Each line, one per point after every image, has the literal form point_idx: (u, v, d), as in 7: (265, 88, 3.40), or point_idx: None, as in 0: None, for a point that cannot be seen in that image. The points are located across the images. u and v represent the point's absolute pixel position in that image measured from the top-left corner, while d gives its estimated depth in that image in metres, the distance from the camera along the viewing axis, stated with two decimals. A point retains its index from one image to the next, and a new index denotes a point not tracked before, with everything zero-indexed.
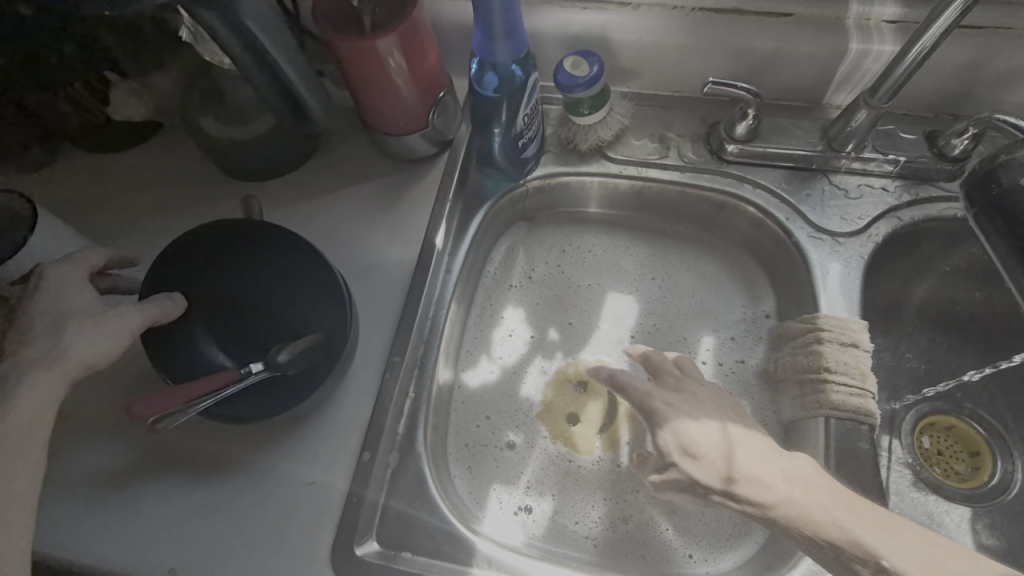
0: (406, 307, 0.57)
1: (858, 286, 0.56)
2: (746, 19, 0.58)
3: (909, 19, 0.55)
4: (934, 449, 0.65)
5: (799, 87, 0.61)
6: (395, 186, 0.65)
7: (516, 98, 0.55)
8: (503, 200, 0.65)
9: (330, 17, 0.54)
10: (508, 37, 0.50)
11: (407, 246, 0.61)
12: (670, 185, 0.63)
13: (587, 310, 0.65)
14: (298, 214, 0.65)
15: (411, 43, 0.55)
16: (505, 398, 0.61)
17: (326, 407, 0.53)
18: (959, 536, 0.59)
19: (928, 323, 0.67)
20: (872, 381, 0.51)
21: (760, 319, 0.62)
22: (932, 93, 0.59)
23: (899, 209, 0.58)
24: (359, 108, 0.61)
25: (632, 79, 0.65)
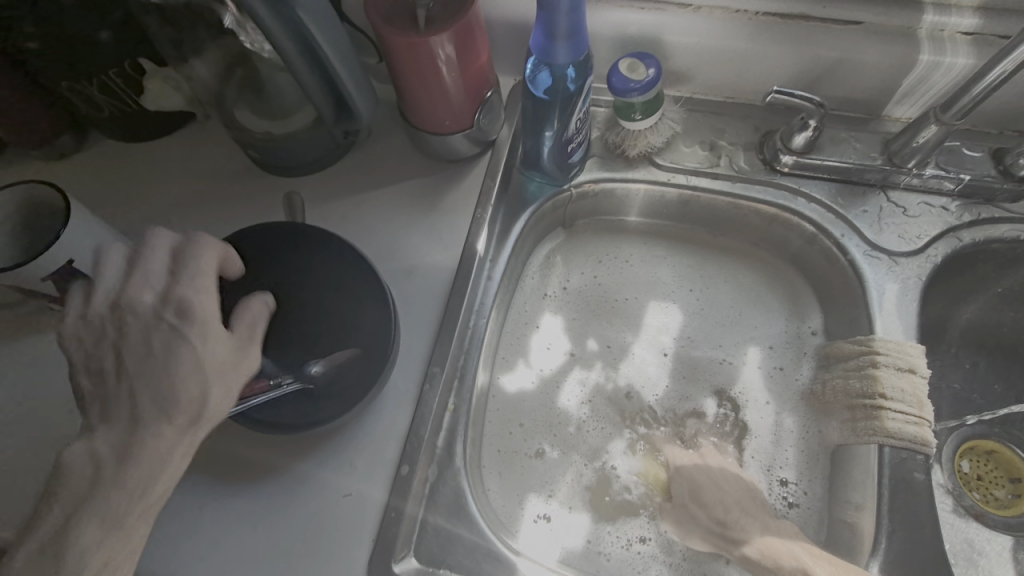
0: (446, 314, 0.56)
1: (916, 308, 0.54)
2: (811, 25, 0.55)
3: (987, 32, 0.52)
4: (973, 473, 0.64)
5: (860, 98, 0.59)
6: (435, 189, 0.64)
7: (571, 100, 0.53)
8: (545, 205, 0.63)
9: (382, 11, 0.51)
10: (570, 37, 0.48)
11: (448, 251, 0.60)
12: (719, 196, 0.61)
13: (627, 322, 0.63)
14: (333, 212, 0.63)
15: (465, 40, 0.52)
16: (542, 409, 0.59)
17: (364, 415, 0.52)
18: (1000, 565, 0.58)
19: (974, 343, 0.65)
20: (930, 409, 0.50)
21: (806, 337, 0.61)
22: (1001, 109, 0.56)
23: (961, 229, 0.56)
24: (403, 104, 0.59)
25: (683, 83, 0.62)
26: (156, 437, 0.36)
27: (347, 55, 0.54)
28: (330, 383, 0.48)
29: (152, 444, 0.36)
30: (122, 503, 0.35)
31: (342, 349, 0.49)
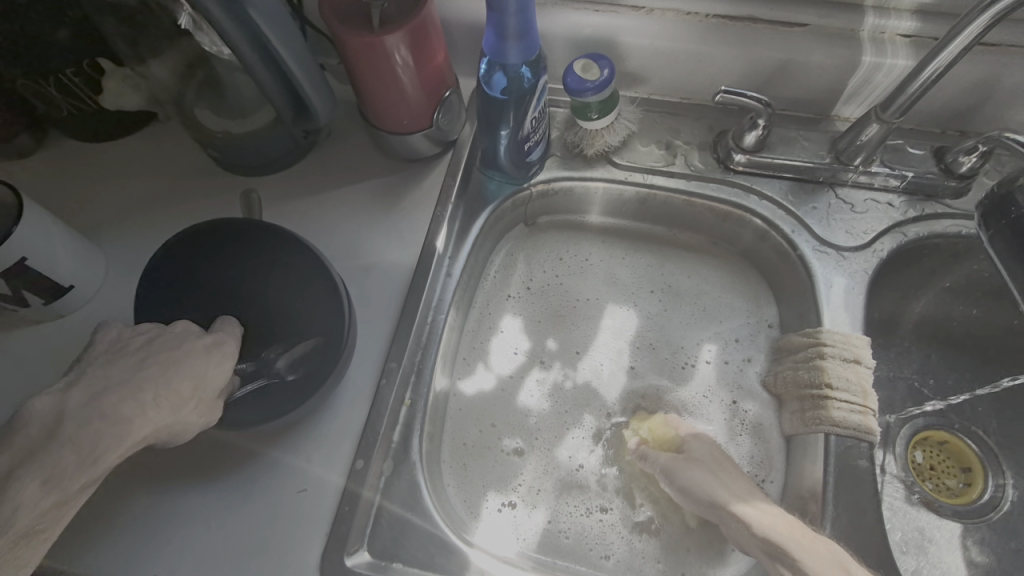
0: (405, 310, 0.56)
1: (862, 301, 0.56)
2: (759, 28, 0.57)
3: (924, 34, 0.54)
4: (926, 463, 0.65)
5: (808, 98, 0.61)
6: (396, 188, 0.64)
7: (525, 99, 0.54)
8: (505, 203, 0.64)
9: (338, 11, 0.52)
10: (521, 38, 0.49)
11: (407, 248, 0.60)
12: (675, 194, 0.63)
13: (588, 320, 0.64)
14: (295, 211, 0.64)
15: (421, 41, 0.53)
16: (502, 404, 0.60)
17: (320, 411, 0.52)
18: (949, 552, 0.60)
19: (924, 336, 0.67)
20: (874, 399, 0.51)
21: (761, 333, 0.62)
22: (941, 109, 0.58)
23: (905, 224, 0.58)
24: (362, 103, 0.59)
25: (640, 84, 0.64)
26: (121, 405, 0.37)
27: (304, 55, 0.54)
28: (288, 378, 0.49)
29: (114, 410, 0.37)
30: (70, 461, 0.35)
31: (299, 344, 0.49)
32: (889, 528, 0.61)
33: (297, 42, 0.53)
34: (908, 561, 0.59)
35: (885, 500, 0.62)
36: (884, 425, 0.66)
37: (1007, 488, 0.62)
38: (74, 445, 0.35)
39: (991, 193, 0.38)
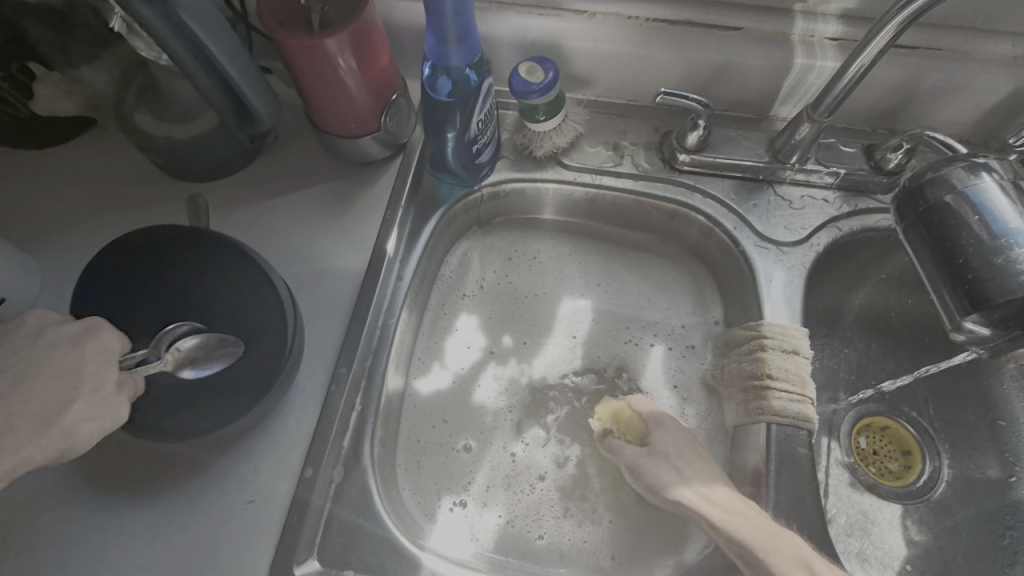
0: (355, 315, 0.56)
1: (801, 293, 0.58)
2: (697, 31, 0.59)
3: (850, 37, 0.56)
4: (869, 448, 0.68)
5: (747, 99, 0.63)
6: (346, 192, 0.64)
7: (469, 102, 0.55)
8: (457, 205, 0.65)
9: (277, 13, 0.51)
10: (461, 41, 0.49)
11: (358, 252, 0.60)
12: (623, 194, 0.64)
13: (541, 319, 0.65)
14: (243, 217, 0.63)
15: (363, 43, 0.53)
16: (457, 406, 0.60)
17: (268, 419, 0.52)
18: (890, 532, 0.62)
19: (865, 326, 0.70)
20: (812, 387, 0.53)
21: (709, 327, 0.63)
22: (870, 108, 0.61)
23: (840, 219, 0.61)
24: (307, 107, 0.59)
25: (586, 86, 0.65)
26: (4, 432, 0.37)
27: (242, 58, 0.53)
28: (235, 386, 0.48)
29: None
30: None
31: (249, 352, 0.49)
32: (835, 512, 0.63)
33: (236, 46, 0.52)
34: (852, 543, 0.61)
35: (831, 485, 0.65)
36: (829, 413, 0.68)
37: (942, 469, 0.66)
38: (17, 472, 0.37)
39: (903, 187, 0.39)
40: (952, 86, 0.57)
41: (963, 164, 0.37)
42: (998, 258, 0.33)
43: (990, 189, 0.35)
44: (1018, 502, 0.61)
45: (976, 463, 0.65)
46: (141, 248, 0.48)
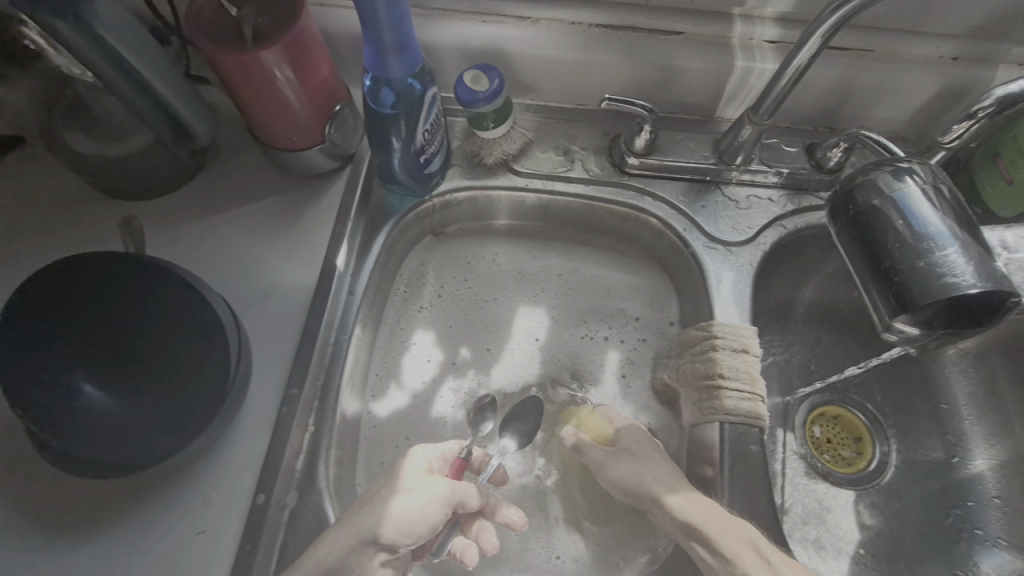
0: (304, 333, 0.55)
1: (749, 292, 0.59)
2: (640, 35, 0.59)
3: (788, 40, 0.58)
4: (823, 437, 0.69)
5: (692, 101, 0.63)
6: (291, 204, 0.61)
7: (413, 113, 0.54)
8: (408, 216, 0.64)
9: (207, 25, 0.50)
10: (400, 53, 0.49)
11: (305, 267, 0.58)
12: (575, 198, 0.64)
13: (499, 326, 0.64)
14: (183, 235, 0.59)
15: (300, 55, 0.52)
16: (416, 420, 0.59)
17: (217, 447, 0.50)
18: (844, 518, 0.64)
19: (815, 319, 0.72)
20: (762, 385, 0.54)
21: (665, 328, 0.64)
22: (809, 108, 0.63)
23: (785, 217, 0.62)
24: (246, 120, 0.57)
25: (534, 91, 0.65)
26: None
27: (170, 73, 0.52)
28: (193, 412, 0.47)
29: None
30: None
31: (201, 377, 0.48)
32: (791, 502, 0.65)
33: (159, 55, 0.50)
34: (808, 531, 0.63)
35: (787, 475, 0.66)
36: (782, 405, 0.70)
37: (890, 453, 0.68)
38: None
39: (835, 191, 0.41)
40: (884, 85, 0.59)
41: (889, 168, 0.39)
42: (921, 259, 0.35)
43: (914, 192, 0.37)
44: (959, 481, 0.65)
45: (921, 446, 0.68)
46: (90, 280, 0.47)
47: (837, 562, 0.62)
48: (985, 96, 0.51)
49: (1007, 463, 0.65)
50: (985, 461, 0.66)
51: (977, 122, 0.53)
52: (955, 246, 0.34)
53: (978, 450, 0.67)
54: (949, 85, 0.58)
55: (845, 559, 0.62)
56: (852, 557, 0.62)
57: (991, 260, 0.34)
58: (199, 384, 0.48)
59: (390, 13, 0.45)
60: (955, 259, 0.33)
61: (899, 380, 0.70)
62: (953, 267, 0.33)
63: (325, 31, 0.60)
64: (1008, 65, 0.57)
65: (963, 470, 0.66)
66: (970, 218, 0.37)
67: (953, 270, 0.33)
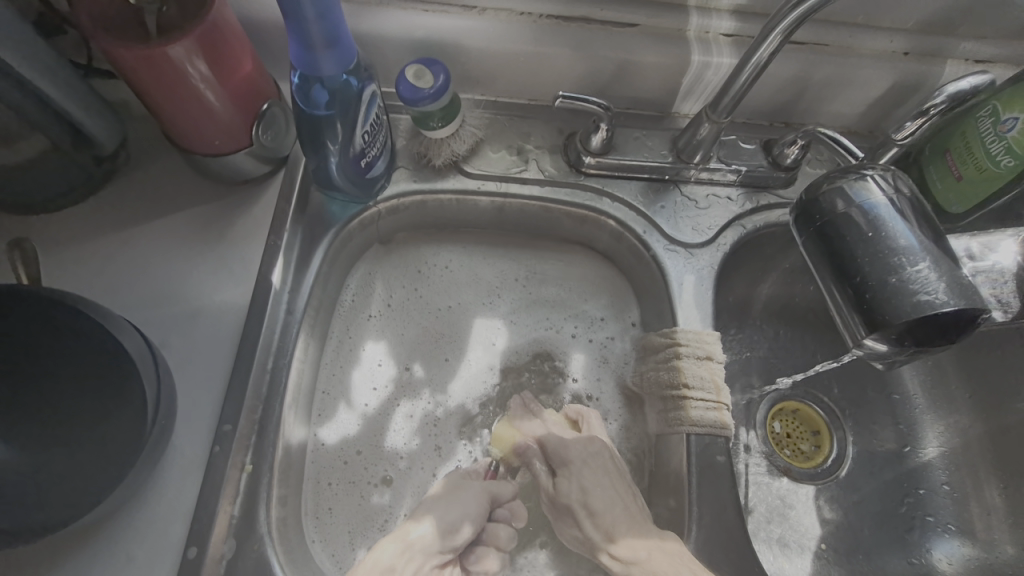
0: (236, 361, 0.49)
1: (711, 295, 0.57)
2: (593, 27, 0.56)
3: (744, 33, 0.56)
4: (784, 432, 0.70)
5: (649, 97, 0.61)
6: (217, 214, 0.55)
7: (349, 114, 0.49)
8: (351, 224, 0.59)
9: (101, 18, 0.43)
10: (330, 47, 0.43)
11: (235, 285, 0.52)
12: (530, 201, 0.60)
13: (454, 338, 0.60)
14: (90, 254, 0.52)
15: (215, 49, 0.45)
16: (368, 445, 0.55)
17: (140, 496, 0.44)
18: (806, 514, 0.64)
19: (773, 316, 0.71)
20: (727, 393, 0.53)
21: (627, 333, 0.62)
22: (766, 103, 0.61)
23: (744, 216, 0.61)
24: (159, 124, 0.50)
25: (483, 86, 0.61)
26: None
27: (49, 68, 0.45)
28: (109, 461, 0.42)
29: None
30: None
31: (115, 419, 0.42)
32: (754, 501, 0.64)
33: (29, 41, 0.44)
34: (772, 530, 0.63)
35: (749, 475, 0.66)
36: (744, 403, 0.69)
37: (847, 445, 0.68)
38: None
39: (801, 197, 0.39)
40: (839, 80, 0.58)
41: (854, 176, 0.37)
42: (891, 276, 0.34)
43: (881, 200, 0.36)
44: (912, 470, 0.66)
45: (876, 436, 0.68)
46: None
47: (801, 559, 0.62)
48: (936, 93, 0.50)
49: (956, 450, 0.66)
50: (938, 450, 0.67)
51: (929, 118, 0.51)
52: (926, 262, 0.33)
53: (931, 439, 0.68)
54: (901, 80, 0.58)
55: (808, 556, 0.62)
56: (815, 553, 0.62)
57: (958, 272, 0.33)
58: (114, 427, 0.42)
59: (315, 2, 0.40)
60: (925, 278, 0.32)
61: (855, 373, 0.71)
62: (925, 284, 0.32)
63: (247, 20, 0.54)
64: (956, 59, 0.57)
65: (914, 459, 0.67)
66: (936, 223, 0.36)
67: (925, 288, 0.32)
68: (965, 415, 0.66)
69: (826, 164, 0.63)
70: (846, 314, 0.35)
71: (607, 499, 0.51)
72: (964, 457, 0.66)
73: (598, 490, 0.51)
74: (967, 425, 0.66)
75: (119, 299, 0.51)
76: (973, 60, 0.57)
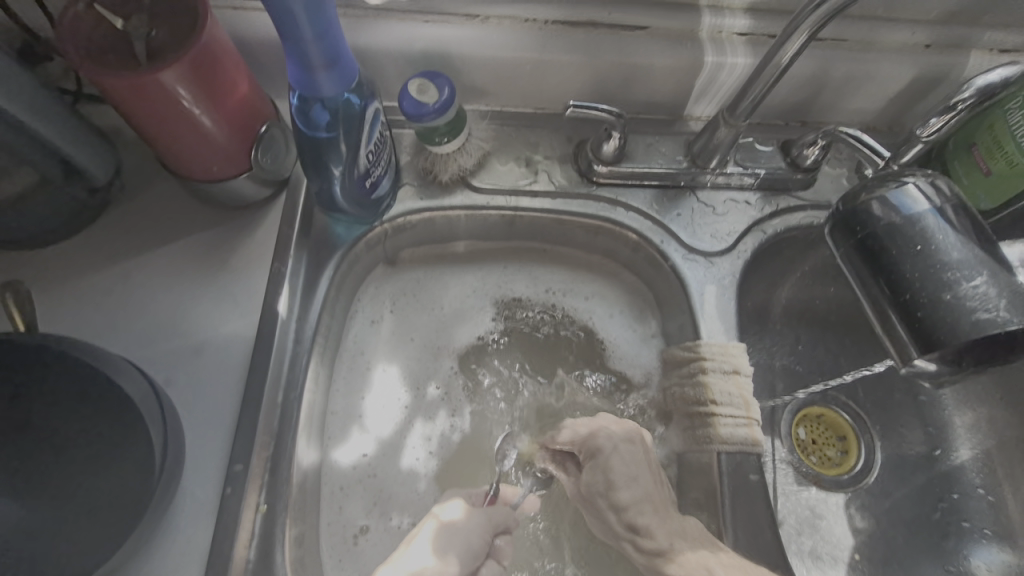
0: (245, 397, 0.47)
1: (732, 305, 0.56)
2: (602, 32, 0.54)
3: (759, 32, 0.53)
4: (809, 438, 0.66)
5: (660, 101, 0.59)
6: (217, 241, 0.53)
7: (353, 134, 0.47)
8: (357, 245, 0.56)
9: (88, 45, 0.41)
10: (330, 67, 0.41)
11: (239, 316, 0.50)
12: (541, 214, 0.58)
13: (471, 358, 0.59)
14: (88, 288, 0.50)
15: (210, 73, 0.43)
16: (383, 474, 0.53)
17: (150, 545, 0.42)
18: (836, 524, 0.61)
19: (793, 320, 0.68)
20: (756, 408, 0.52)
21: (649, 343, 0.60)
22: (782, 102, 0.59)
23: (763, 221, 0.59)
24: (154, 152, 0.48)
25: (489, 97, 0.58)
26: None
27: (34, 99, 0.43)
28: (115, 512, 0.40)
29: None
30: None
31: (120, 468, 0.40)
32: (783, 513, 0.61)
33: (13, 75, 0.41)
34: (803, 542, 0.60)
35: (777, 485, 0.63)
36: (768, 411, 0.66)
37: (875, 450, 0.65)
38: None
39: (839, 209, 0.38)
40: (857, 77, 0.56)
41: (895, 184, 0.36)
42: (947, 293, 0.33)
43: (926, 210, 0.35)
44: (944, 474, 0.64)
45: (904, 441, 0.65)
46: None
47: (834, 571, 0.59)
48: (964, 88, 0.48)
49: (990, 452, 0.64)
50: (971, 453, 0.64)
51: (956, 115, 0.48)
52: (983, 277, 0.32)
53: (964, 442, 0.65)
54: (922, 74, 0.55)
55: (841, 568, 0.59)
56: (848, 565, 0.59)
57: (1014, 279, 0.33)
58: (118, 474, 0.40)
59: (315, 21, 0.38)
60: (984, 293, 0.32)
61: (882, 377, 0.68)
62: (984, 300, 0.32)
63: (241, 39, 0.52)
64: (980, 50, 0.55)
65: (946, 462, 0.64)
66: (983, 224, 0.35)
67: (985, 304, 0.32)
68: (1000, 417, 0.64)
69: (846, 163, 0.61)
70: (900, 333, 0.35)
71: (627, 480, 0.48)
72: (998, 460, 0.63)
73: (624, 480, 0.48)
74: (1001, 426, 0.63)
75: (123, 335, 0.49)
76: (998, 50, 0.55)
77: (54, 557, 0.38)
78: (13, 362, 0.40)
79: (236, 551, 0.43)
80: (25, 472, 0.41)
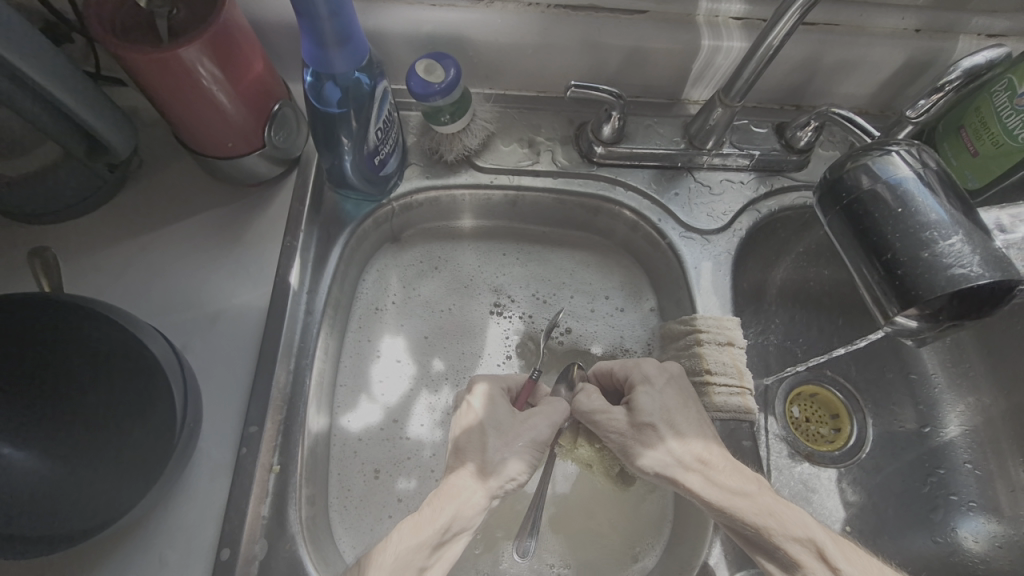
0: (258, 363, 0.49)
1: (728, 281, 0.58)
2: (602, 15, 0.55)
3: (754, 16, 0.55)
4: (802, 416, 0.68)
5: (659, 85, 0.61)
6: (232, 217, 0.55)
7: (363, 111, 0.48)
8: (366, 222, 0.58)
9: (112, 22, 0.43)
10: (343, 44, 0.43)
11: (253, 287, 0.52)
12: (543, 193, 0.60)
13: (473, 332, 0.60)
14: (109, 260, 0.52)
15: (226, 51, 0.45)
16: (389, 444, 0.55)
17: (170, 501, 0.45)
18: (830, 498, 0.63)
19: (788, 300, 0.70)
20: (749, 377, 0.54)
21: (647, 317, 0.62)
22: (778, 86, 0.61)
23: (758, 201, 0.61)
24: (171, 128, 0.50)
25: (494, 80, 0.61)
26: None
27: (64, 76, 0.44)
28: (138, 467, 0.42)
29: None
30: None
31: (147, 425, 0.43)
32: (778, 486, 0.63)
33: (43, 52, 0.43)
34: None
35: (772, 460, 0.64)
36: (763, 388, 0.67)
37: (868, 427, 0.67)
38: None
39: (827, 177, 0.40)
40: (849, 61, 0.58)
41: (879, 153, 0.38)
42: (925, 251, 0.35)
43: (907, 175, 0.37)
44: (933, 450, 0.66)
45: (895, 417, 0.67)
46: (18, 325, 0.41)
47: None
48: (951, 70, 0.48)
49: (978, 427, 0.66)
50: (960, 429, 0.66)
51: (944, 95, 0.49)
52: (959, 236, 0.35)
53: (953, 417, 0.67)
54: (911, 58, 0.57)
55: None
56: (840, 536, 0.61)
57: (989, 240, 0.35)
58: (144, 431, 0.42)
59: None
60: (958, 251, 0.34)
61: (874, 356, 0.69)
62: (959, 257, 0.34)
63: (255, 21, 0.54)
64: (968, 35, 0.57)
65: (936, 438, 0.66)
66: (963, 192, 0.37)
67: (959, 261, 0.34)
68: (987, 393, 0.66)
69: (839, 145, 0.64)
70: (883, 290, 0.37)
71: None
72: (987, 435, 0.65)
73: None
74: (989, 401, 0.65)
75: (142, 304, 0.51)
76: (985, 36, 0.57)
77: (83, 508, 0.40)
78: (47, 325, 0.42)
79: (252, 507, 0.45)
80: (54, 425, 0.43)
